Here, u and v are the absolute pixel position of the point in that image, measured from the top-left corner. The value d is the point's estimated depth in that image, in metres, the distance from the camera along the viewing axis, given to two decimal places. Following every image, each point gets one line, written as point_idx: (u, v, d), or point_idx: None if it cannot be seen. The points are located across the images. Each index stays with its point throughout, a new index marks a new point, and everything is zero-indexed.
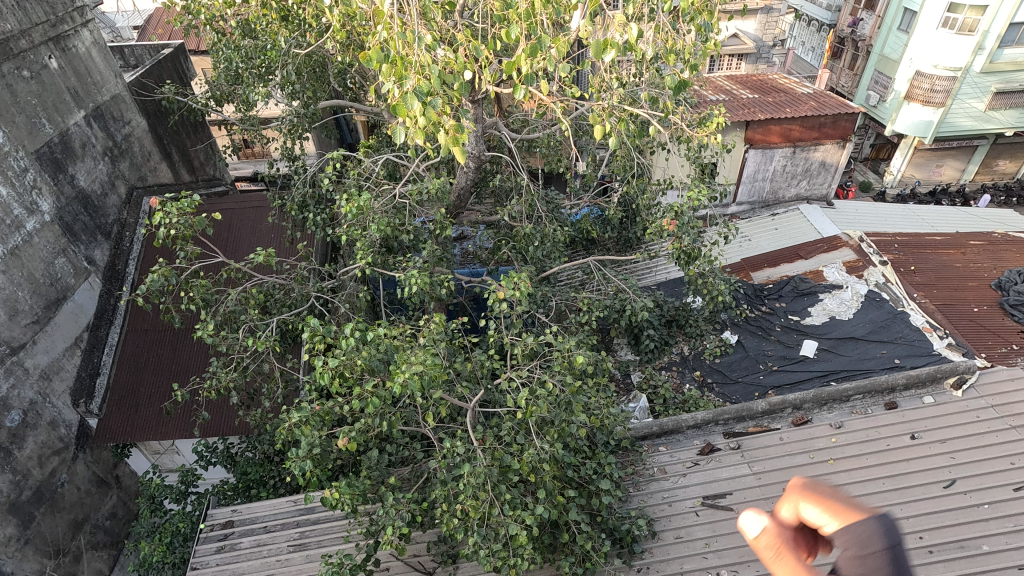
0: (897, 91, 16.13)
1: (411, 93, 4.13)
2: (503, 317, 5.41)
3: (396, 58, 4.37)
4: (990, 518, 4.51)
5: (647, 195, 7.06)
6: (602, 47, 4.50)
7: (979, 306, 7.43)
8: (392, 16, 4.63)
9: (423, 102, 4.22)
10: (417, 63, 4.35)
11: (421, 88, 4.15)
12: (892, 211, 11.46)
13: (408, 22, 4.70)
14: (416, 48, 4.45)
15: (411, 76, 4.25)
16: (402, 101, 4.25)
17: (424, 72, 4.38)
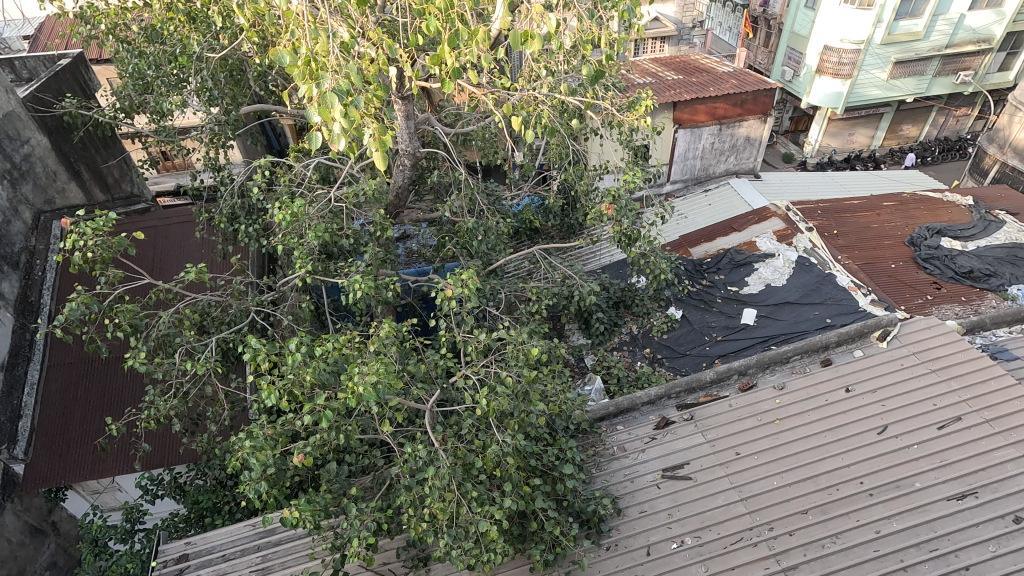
0: (809, 66, 16.99)
1: (330, 93, 3.98)
2: (453, 314, 5.36)
3: (309, 58, 4.24)
4: (919, 457, 4.90)
5: (584, 181, 7.18)
6: (524, 38, 4.53)
7: (896, 263, 8.00)
8: (301, 16, 4.49)
9: (344, 101, 4.07)
10: (328, 66, 4.24)
11: (339, 87, 4.03)
12: (813, 179, 12.15)
13: (322, 19, 4.55)
14: (332, 48, 4.31)
15: (325, 77, 4.12)
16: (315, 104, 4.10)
17: (338, 74, 4.28)
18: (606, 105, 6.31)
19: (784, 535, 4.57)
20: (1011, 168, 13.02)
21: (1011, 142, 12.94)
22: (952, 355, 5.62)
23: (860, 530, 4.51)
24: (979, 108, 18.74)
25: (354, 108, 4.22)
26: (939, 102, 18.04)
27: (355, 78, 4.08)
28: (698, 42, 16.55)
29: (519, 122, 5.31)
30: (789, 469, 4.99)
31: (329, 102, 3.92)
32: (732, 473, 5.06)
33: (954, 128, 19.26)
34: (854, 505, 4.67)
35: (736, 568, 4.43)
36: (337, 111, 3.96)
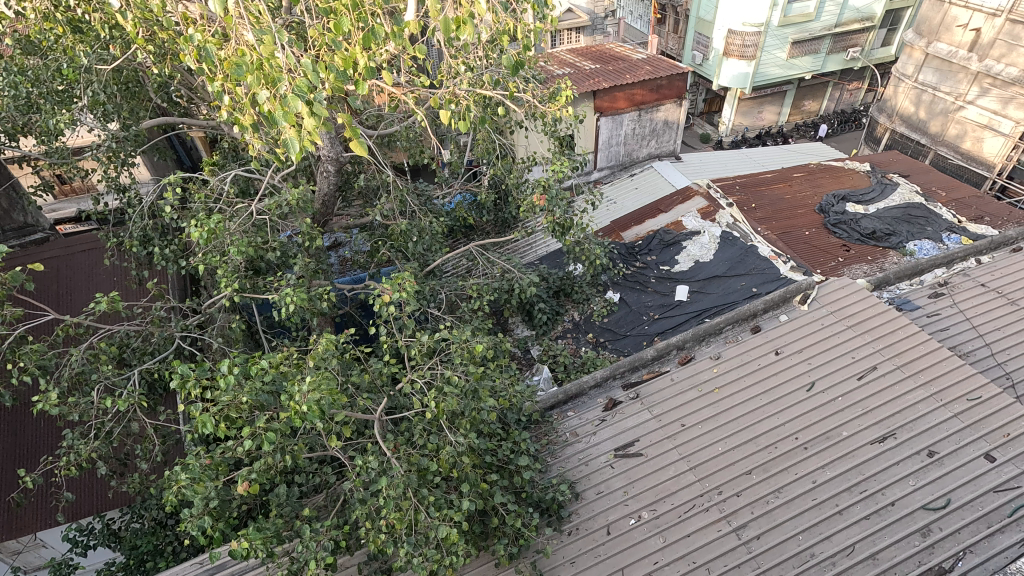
0: (716, 49, 17.81)
1: (292, 94, 3.83)
2: (393, 319, 5.23)
3: (260, 60, 4.01)
4: (844, 407, 5.29)
5: (514, 174, 7.21)
6: (455, 25, 4.49)
7: (810, 230, 8.56)
8: (241, 18, 4.22)
9: (307, 100, 3.94)
10: (284, 68, 4.07)
11: (300, 87, 3.90)
12: (729, 157, 12.77)
13: (261, 15, 4.32)
14: (277, 49, 4.12)
15: (285, 77, 3.95)
16: (280, 109, 3.96)
17: (295, 72, 4.11)
18: (528, 96, 6.32)
19: (732, 497, 4.81)
20: (899, 135, 14.21)
21: (897, 111, 14.12)
22: (864, 310, 6.08)
23: (799, 482, 4.82)
24: (868, 81, 20.30)
25: (321, 104, 4.09)
26: (833, 78, 19.39)
27: (314, 75, 3.95)
28: (612, 31, 16.93)
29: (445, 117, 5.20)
30: (732, 434, 5.24)
31: (295, 105, 3.81)
32: (680, 444, 5.25)
33: (848, 101, 20.77)
34: (791, 459, 4.98)
35: (691, 535, 4.62)
36: (304, 111, 3.83)
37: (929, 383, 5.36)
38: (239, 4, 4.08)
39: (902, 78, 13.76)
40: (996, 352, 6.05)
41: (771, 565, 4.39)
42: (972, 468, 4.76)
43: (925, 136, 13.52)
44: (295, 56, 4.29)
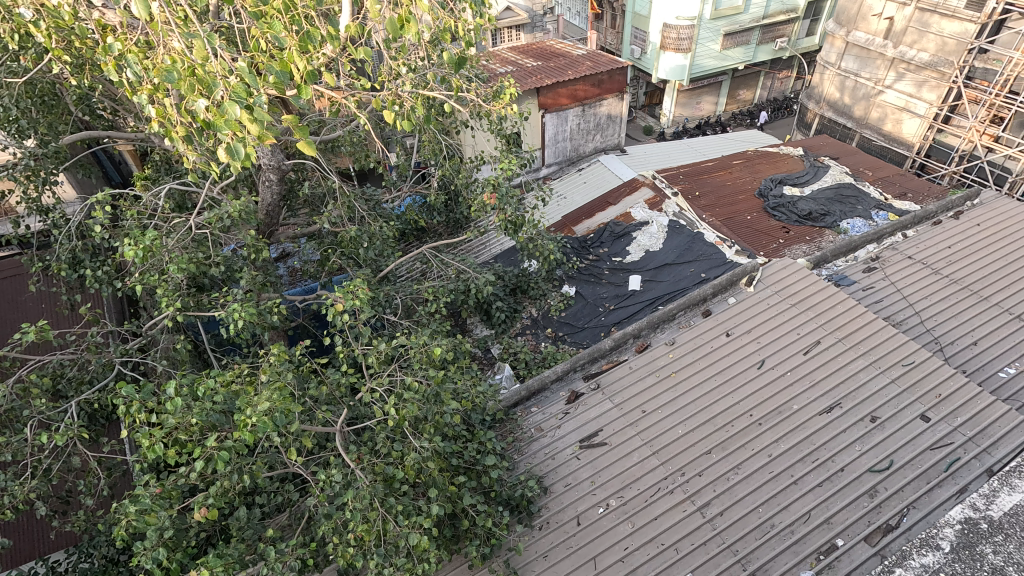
0: (653, 43, 18.26)
1: (229, 100, 3.70)
2: (348, 328, 5.11)
3: (192, 67, 3.85)
4: (794, 381, 5.52)
5: (463, 174, 7.17)
6: (397, 25, 4.44)
7: (751, 214, 8.91)
8: (167, 23, 4.01)
9: (245, 106, 3.81)
10: (218, 73, 3.93)
11: (237, 92, 3.77)
12: (672, 148, 13.12)
13: (188, 19, 4.12)
14: (210, 54, 3.96)
15: (220, 83, 3.81)
16: (218, 116, 3.81)
17: (229, 78, 3.99)
18: (471, 95, 6.29)
19: (695, 477, 4.96)
20: (828, 120, 14.94)
21: (824, 98, 14.84)
22: (806, 288, 6.37)
23: (756, 457, 5.02)
24: (796, 70, 21.25)
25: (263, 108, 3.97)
26: (765, 67, 20.21)
27: (252, 80, 3.82)
28: (552, 28, 17.09)
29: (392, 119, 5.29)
30: (690, 416, 5.39)
31: (233, 111, 3.66)
32: (642, 430, 5.35)
33: (779, 89, 21.67)
34: (748, 436, 5.17)
35: (658, 518, 4.74)
36: (243, 117, 3.70)
37: (868, 352, 5.69)
38: (163, 7, 3.88)
39: (827, 66, 14.48)
40: (925, 319, 6.47)
41: (735, 539, 4.56)
42: (910, 430, 5.08)
43: (851, 120, 14.27)
44: (229, 60, 4.13)
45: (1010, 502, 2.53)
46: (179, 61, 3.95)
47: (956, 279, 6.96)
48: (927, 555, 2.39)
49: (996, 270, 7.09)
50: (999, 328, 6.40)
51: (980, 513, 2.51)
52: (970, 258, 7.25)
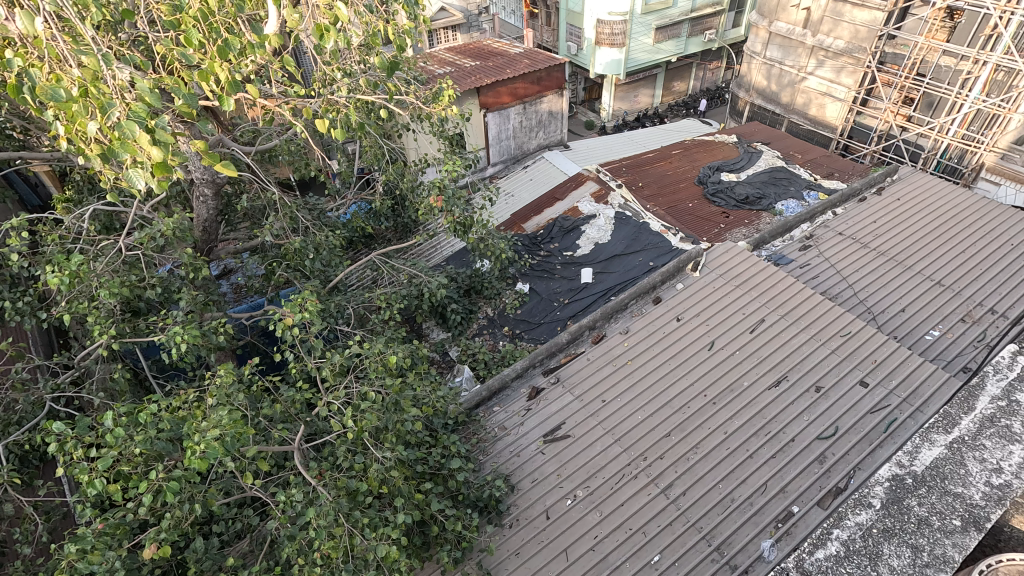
0: (588, 39, 18.58)
1: (127, 121, 3.42)
2: (299, 342, 4.95)
3: (83, 86, 3.54)
4: (743, 360, 5.73)
5: (407, 178, 7.08)
6: (318, 33, 4.26)
7: (693, 201, 9.21)
8: (55, 38, 3.69)
9: (148, 127, 3.54)
10: (115, 92, 3.62)
11: (136, 112, 3.49)
12: (613, 141, 13.40)
13: (82, 33, 3.80)
14: (107, 72, 3.67)
15: (116, 104, 3.51)
16: (116, 140, 3.54)
17: (129, 96, 3.71)
18: (410, 98, 6.19)
19: (657, 460, 5.08)
20: (758, 107, 15.60)
21: (753, 86, 15.47)
22: (748, 269, 6.61)
23: (713, 436, 5.19)
24: (726, 60, 22.05)
25: (165, 129, 3.73)
26: (696, 59, 20.89)
27: (154, 98, 3.54)
28: (488, 28, 17.09)
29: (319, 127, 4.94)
30: (649, 401, 5.50)
31: (132, 131, 3.39)
32: (603, 419, 5.43)
33: (711, 79, 22.45)
34: (705, 416, 5.33)
35: (625, 504, 4.83)
36: (146, 139, 3.43)
37: (809, 326, 5.98)
38: (47, 22, 3.55)
39: (753, 56, 15.10)
40: (858, 291, 6.86)
41: (700, 516, 4.72)
42: (851, 396, 5.40)
43: (779, 107, 14.95)
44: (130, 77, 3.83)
45: (931, 455, 2.65)
46: (71, 80, 3.68)
47: (883, 251, 7.42)
48: (861, 514, 2.48)
49: (917, 241, 7.61)
50: (923, 294, 6.87)
51: (905, 469, 2.62)
52: (894, 231, 7.74)
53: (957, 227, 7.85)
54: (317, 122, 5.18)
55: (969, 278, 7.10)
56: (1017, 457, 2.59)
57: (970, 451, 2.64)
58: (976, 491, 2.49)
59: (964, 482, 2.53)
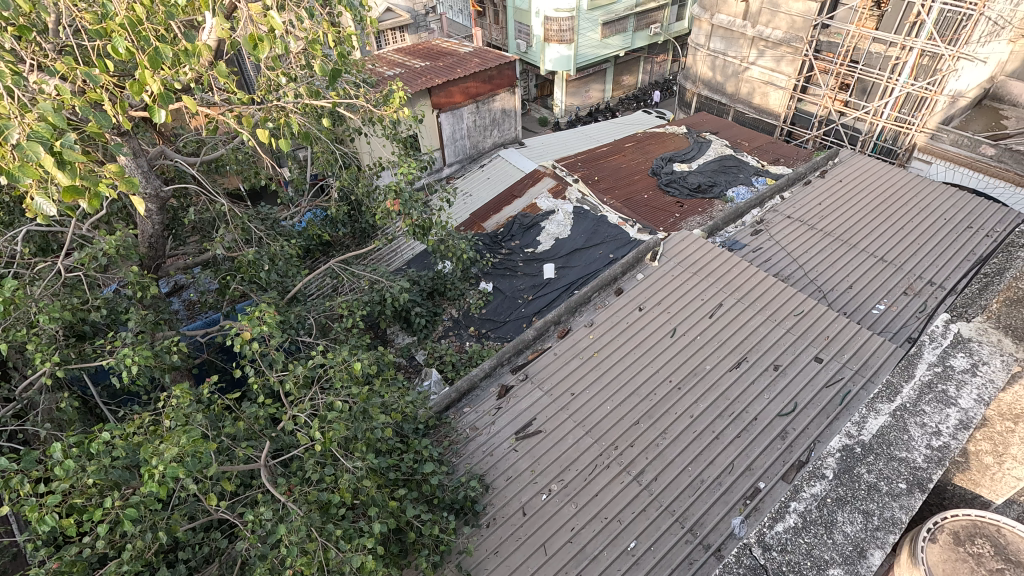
0: (537, 36, 18.68)
1: (26, 143, 3.18)
2: (260, 356, 4.79)
3: None
4: (704, 344, 5.89)
5: (362, 183, 6.96)
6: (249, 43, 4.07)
7: (648, 193, 9.42)
8: None
9: (52, 148, 3.29)
10: (16, 112, 3.35)
11: (37, 133, 3.25)
12: (568, 137, 13.53)
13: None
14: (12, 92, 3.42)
15: (15, 123, 3.25)
16: (15, 163, 3.29)
17: (34, 116, 3.44)
18: (359, 101, 6.07)
19: (628, 448, 5.16)
20: (704, 98, 16.02)
21: (699, 77, 15.86)
22: (704, 255, 6.78)
23: (680, 420, 5.31)
24: (672, 53, 22.53)
25: (71, 152, 3.47)
26: (643, 53, 21.29)
27: (58, 118, 3.28)
28: (436, 27, 16.95)
29: (256, 134, 4.97)
30: (617, 391, 5.58)
31: (30, 154, 3.14)
32: (573, 412, 5.48)
33: (659, 72, 22.90)
34: (671, 402, 5.45)
35: (599, 494, 4.90)
36: (51, 162, 3.18)
37: (764, 308, 6.19)
38: None
39: (698, 48, 15.47)
40: (808, 271, 7.14)
41: (671, 500, 4.83)
42: (808, 372, 5.62)
43: (725, 97, 15.39)
44: (40, 95, 3.57)
45: (877, 423, 2.41)
46: None
47: (829, 232, 7.75)
48: (815, 484, 2.26)
49: (860, 220, 7.97)
50: (868, 270, 7.21)
51: (853, 439, 2.38)
52: (838, 212, 8.09)
53: (895, 204, 8.27)
54: (257, 133, 5.00)
55: (909, 253, 7.48)
56: (955, 417, 2.37)
57: (912, 417, 2.40)
58: (920, 455, 2.28)
59: (908, 446, 2.31)
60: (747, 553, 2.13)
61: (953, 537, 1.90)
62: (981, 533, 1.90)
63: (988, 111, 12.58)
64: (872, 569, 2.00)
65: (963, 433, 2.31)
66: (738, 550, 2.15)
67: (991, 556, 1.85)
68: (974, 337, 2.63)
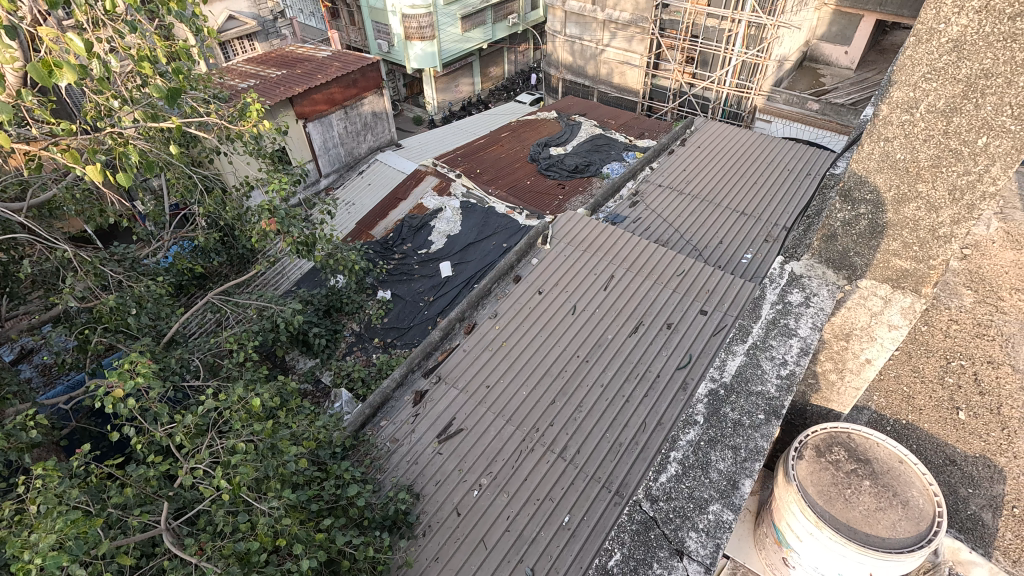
0: (397, 34, 18.33)
1: None
2: (139, 413, 4.27)
3: None
4: (605, 316, 6.07)
5: (231, 206, 6.46)
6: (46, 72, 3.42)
7: (530, 179, 9.67)
8: None
9: None
10: None
11: None
12: (444, 134, 13.47)
13: None
14: None
15: None
16: None
17: None
18: (211, 119, 5.53)
19: (548, 428, 5.20)
20: (569, 82, 16.63)
21: (561, 63, 16.42)
22: (591, 232, 7.01)
23: (593, 391, 5.41)
24: (532, 41, 23.07)
25: None
26: (505, 43, 21.65)
27: None
28: (288, 33, 16.02)
29: (77, 167, 4.26)
30: (529, 375, 5.60)
31: None
32: (491, 404, 5.43)
33: (523, 61, 23.39)
34: (583, 375, 5.55)
35: (528, 478, 4.90)
36: None
37: (652, 273, 6.51)
38: None
39: (556, 35, 16.00)
40: (684, 233, 7.71)
41: (596, 467, 4.92)
42: (696, 325, 5.91)
43: (587, 79, 16.10)
44: None
45: (735, 363, 2.56)
46: None
47: (697, 195, 8.39)
48: (689, 431, 2.38)
49: (721, 182, 8.71)
50: (734, 225, 7.88)
51: (717, 382, 2.52)
52: (702, 177, 8.78)
53: (748, 163, 9.11)
54: (89, 169, 4.33)
55: (766, 203, 8.26)
56: (798, 345, 2.56)
57: (763, 353, 2.56)
58: (773, 385, 2.45)
59: (762, 379, 2.48)
60: (637, 508, 2.23)
61: (816, 451, 2.06)
62: (838, 442, 2.08)
63: (808, 71, 14.27)
64: (745, 498, 2.14)
65: (805, 359, 2.51)
66: (629, 507, 2.25)
67: (847, 461, 2.02)
68: (805, 273, 2.72)
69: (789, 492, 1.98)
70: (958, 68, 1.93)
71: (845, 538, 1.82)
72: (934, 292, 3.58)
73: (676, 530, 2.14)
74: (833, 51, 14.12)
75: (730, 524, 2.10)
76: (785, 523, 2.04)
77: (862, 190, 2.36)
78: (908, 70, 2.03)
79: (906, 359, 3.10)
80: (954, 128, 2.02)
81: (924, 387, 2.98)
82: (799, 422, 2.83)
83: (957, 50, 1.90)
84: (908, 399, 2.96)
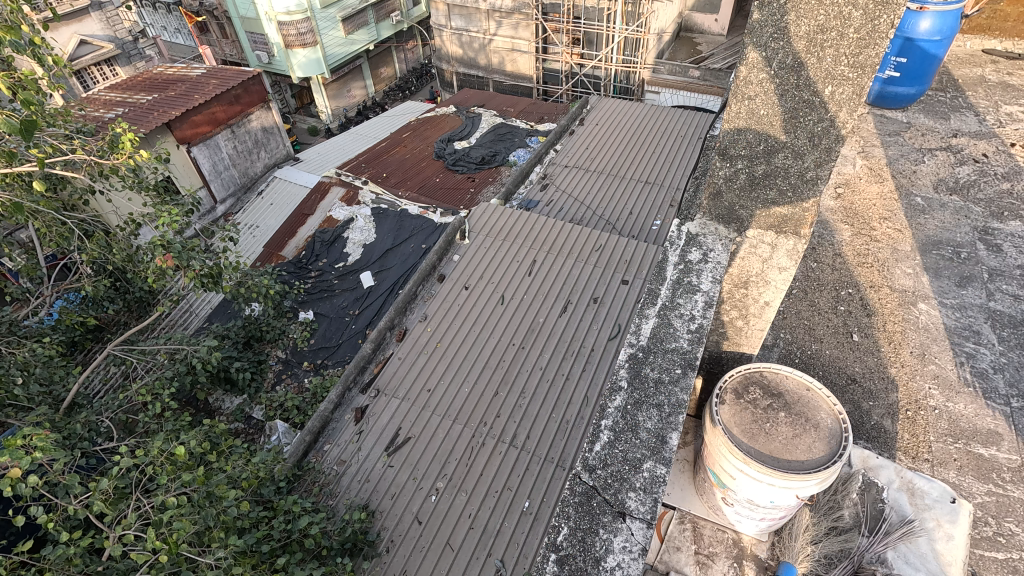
0: (276, 44, 17.45)
1: None
2: (46, 489, 3.81)
3: None
4: (533, 301, 6.11)
5: (118, 247, 5.88)
6: None
7: (439, 176, 9.60)
8: None
9: None
10: None
11: None
12: (343, 142, 13.05)
13: None
14: None
15: None
16: None
17: None
18: (77, 155, 4.94)
19: (496, 420, 5.21)
20: (463, 76, 16.58)
21: (451, 57, 16.33)
22: (508, 221, 7.00)
23: (533, 375, 5.47)
24: (419, 38, 22.70)
25: None
26: (392, 41, 21.14)
27: None
28: (153, 54, 14.80)
29: None
30: (468, 371, 5.56)
31: None
32: (434, 407, 5.35)
33: (413, 58, 22.90)
34: (521, 363, 5.58)
35: (484, 473, 4.89)
36: None
37: (571, 251, 6.58)
38: None
39: (442, 29, 15.89)
40: (596, 209, 7.94)
41: (548, 449, 4.98)
42: (620, 295, 6.06)
43: (480, 70, 16.14)
44: None
45: (649, 326, 2.67)
46: None
47: (601, 171, 8.67)
48: (615, 398, 2.47)
49: (621, 155, 9.03)
50: (639, 195, 8.21)
51: (635, 345, 2.62)
52: (604, 153, 9.07)
53: (643, 134, 9.48)
54: None
55: (667, 170, 8.65)
56: (703, 299, 2.70)
57: (673, 312, 2.69)
58: (685, 340, 2.59)
59: (675, 336, 2.61)
60: (578, 480, 2.29)
61: (735, 394, 2.22)
62: (753, 382, 2.25)
63: (685, 41, 15.06)
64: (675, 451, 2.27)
65: (710, 311, 2.66)
66: (570, 481, 2.30)
67: (763, 398, 2.19)
68: (700, 231, 2.88)
69: (717, 436, 2.13)
70: (798, 25, 2.10)
71: (769, 468, 1.98)
72: (819, 232, 3.91)
73: (616, 494, 2.22)
74: (704, 21, 14.97)
75: (664, 477, 2.22)
76: (720, 467, 2.19)
77: (737, 147, 2.53)
78: (758, 32, 2.20)
79: (804, 295, 3.47)
80: (804, 81, 2.21)
81: (821, 317, 3.34)
82: (718, 369, 3.02)
83: (794, 10, 2.08)
84: (810, 330, 3.28)
